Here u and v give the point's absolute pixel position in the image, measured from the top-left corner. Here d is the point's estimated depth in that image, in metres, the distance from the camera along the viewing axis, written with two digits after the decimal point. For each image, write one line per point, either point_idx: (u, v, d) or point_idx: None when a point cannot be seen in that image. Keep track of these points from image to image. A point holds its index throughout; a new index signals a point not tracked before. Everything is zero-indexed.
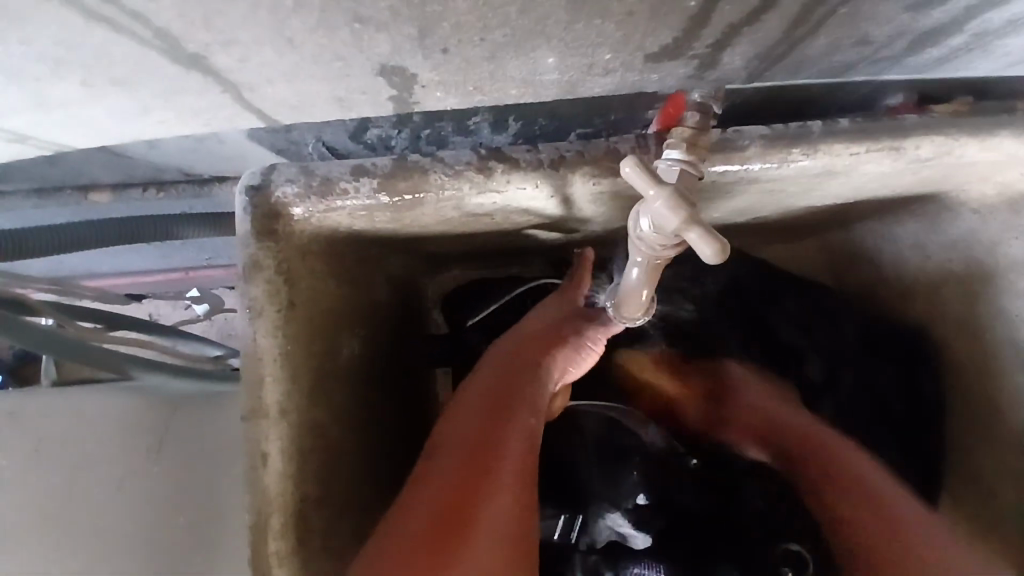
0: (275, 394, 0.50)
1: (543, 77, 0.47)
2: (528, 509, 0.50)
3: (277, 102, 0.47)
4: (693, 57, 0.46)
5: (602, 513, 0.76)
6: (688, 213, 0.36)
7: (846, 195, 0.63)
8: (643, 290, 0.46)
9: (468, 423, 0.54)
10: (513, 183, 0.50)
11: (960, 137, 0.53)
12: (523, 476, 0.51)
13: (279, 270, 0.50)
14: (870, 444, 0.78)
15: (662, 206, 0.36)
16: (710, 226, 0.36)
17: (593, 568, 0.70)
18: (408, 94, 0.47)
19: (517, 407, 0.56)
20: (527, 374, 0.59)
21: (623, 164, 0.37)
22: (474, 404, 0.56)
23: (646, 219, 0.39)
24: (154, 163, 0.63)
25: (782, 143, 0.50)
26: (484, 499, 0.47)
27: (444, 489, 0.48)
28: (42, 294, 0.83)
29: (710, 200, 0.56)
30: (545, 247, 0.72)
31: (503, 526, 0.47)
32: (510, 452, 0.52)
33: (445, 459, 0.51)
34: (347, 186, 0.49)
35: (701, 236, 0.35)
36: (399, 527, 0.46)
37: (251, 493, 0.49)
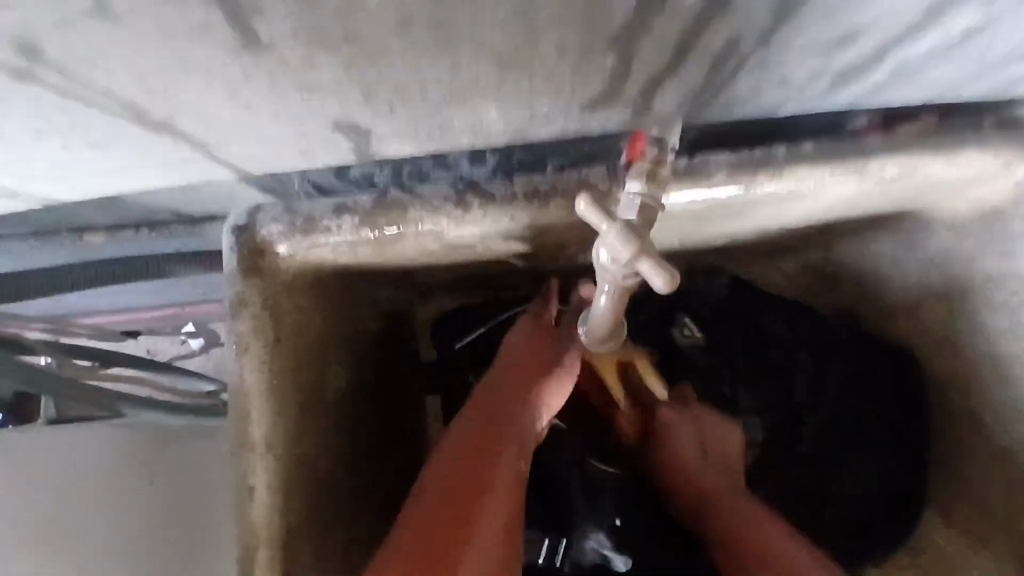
0: (262, 428, 0.51)
1: (491, 126, 0.48)
2: (513, 553, 0.51)
3: (244, 155, 0.49)
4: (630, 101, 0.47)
5: (586, 534, 0.75)
6: (642, 246, 0.38)
7: (821, 214, 0.64)
8: (609, 317, 0.47)
9: (451, 467, 0.54)
10: (490, 215, 0.52)
11: (923, 156, 0.55)
12: (509, 520, 0.52)
13: (264, 305, 0.51)
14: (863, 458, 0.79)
15: (616, 239, 0.38)
16: (661, 258, 0.37)
17: None
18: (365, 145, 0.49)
19: (501, 451, 0.56)
20: (514, 413, 0.59)
21: (578, 200, 0.38)
22: (456, 447, 0.56)
23: (603, 252, 0.40)
24: (144, 204, 0.65)
25: (748, 169, 0.52)
26: (472, 544, 0.48)
27: (429, 540, 0.48)
28: (39, 335, 0.84)
29: (684, 224, 0.58)
30: (527, 273, 0.73)
31: (489, 572, 0.48)
32: (497, 497, 0.52)
33: (429, 508, 0.51)
34: (329, 223, 0.51)
35: (653, 267, 0.37)
36: (388, 570, 0.47)
37: (239, 525, 0.50)
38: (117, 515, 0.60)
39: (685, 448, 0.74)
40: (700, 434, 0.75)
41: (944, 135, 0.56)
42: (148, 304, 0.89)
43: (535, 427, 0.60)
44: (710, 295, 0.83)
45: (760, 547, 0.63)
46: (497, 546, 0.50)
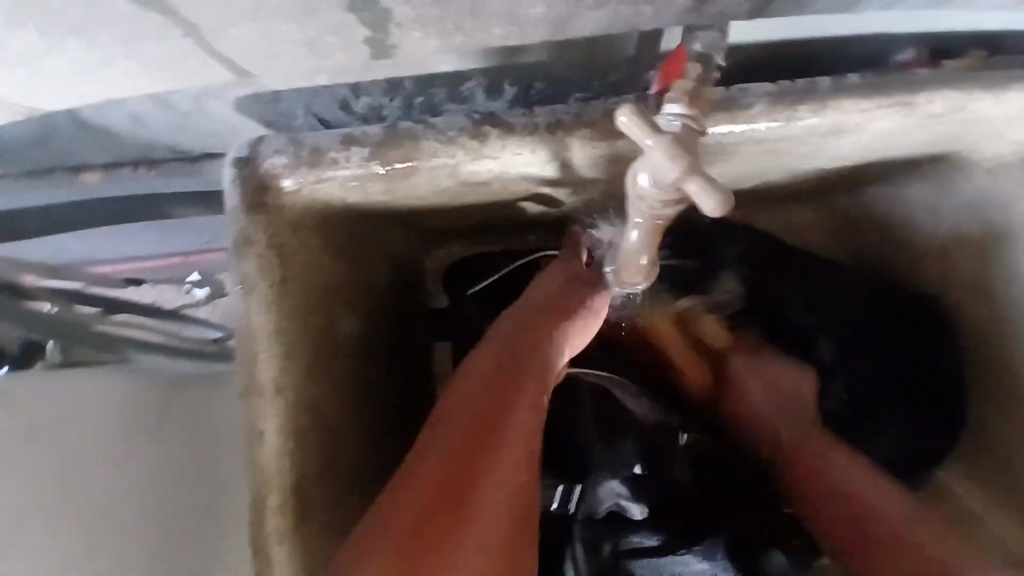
0: (271, 371, 0.49)
1: (530, 10, 0.42)
2: (528, 487, 0.51)
3: (239, 54, 0.45)
4: None
5: (602, 483, 0.73)
6: (688, 164, 0.35)
7: (859, 156, 0.60)
8: (642, 253, 0.44)
9: (467, 402, 0.53)
10: (508, 148, 0.48)
11: (975, 91, 0.51)
12: (525, 455, 0.51)
13: (270, 244, 0.48)
14: (891, 427, 0.75)
15: (661, 154, 0.35)
16: (712, 177, 0.34)
17: (592, 541, 0.73)
18: (382, 37, 0.44)
19: (518, 388, 0.55)
20: (532, 352, 0.58)
21: (619, 112, 0.35)
22: (472, 383, 0.55)
23: (644, 175, 0.37)
24: (141, 140, 0.61)
25: (788, 100, 0.48)
26: (487, 476, 0.48)
27: (444, 471, 0.47)
28: (45, 280, 0.82)
29: (712, 163, 0.54)
30: (544, 220, 0.70)
31: (502, 506, 0.47)
32: (513, 436, 0.51)
33: (441, 445, 0.49)
34: (337, 155, 0.47)
35: (702, 187, 0.34)
36: (403, 498, 0.46)
37: (250, 470, 0.49)
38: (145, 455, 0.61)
39: (759, 407, 0.73)
40: (775, 397, 0.73)
41: (997, 69, 0.52)
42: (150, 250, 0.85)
43: (554, 366, 0.59)
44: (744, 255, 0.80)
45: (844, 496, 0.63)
46: (510, 485, 0.49)
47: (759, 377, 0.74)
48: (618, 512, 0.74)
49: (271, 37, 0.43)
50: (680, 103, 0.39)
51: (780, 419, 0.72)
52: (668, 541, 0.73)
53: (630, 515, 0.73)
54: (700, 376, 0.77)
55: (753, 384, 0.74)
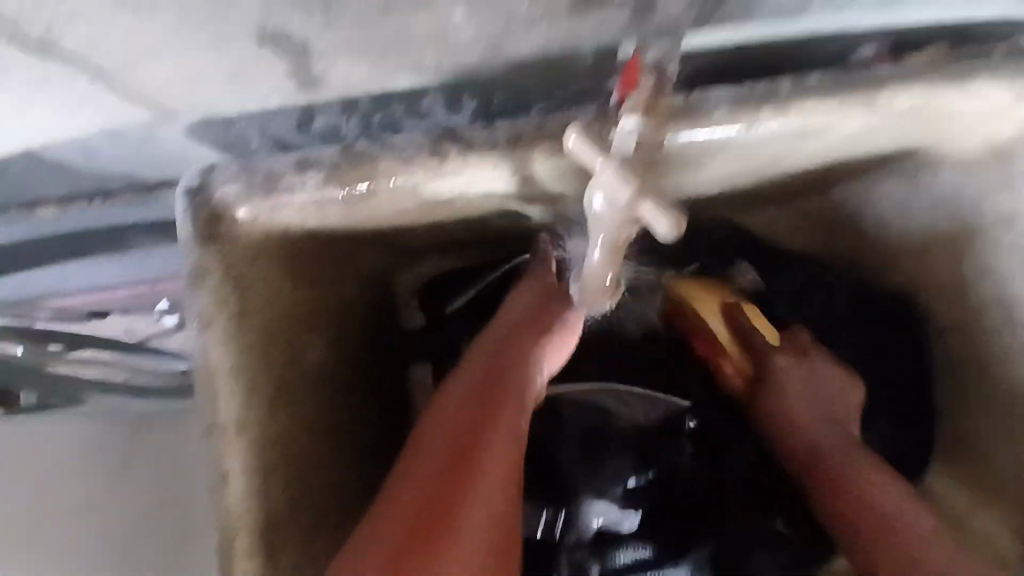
0: (233, 406, 0.47)
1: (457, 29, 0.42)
2: (512, 507, 0.50)
3: (158, 83, 0.44)
4: None
5: (587, 502, 0.73)
6: (639, 183, 0.35)
7: (823, 156, 0.60)
8: (603, 274, 0.43)
9: (453, 421, 0.52)
10: (470, 165, 0.47)
11: (936, 86, 0.51)
12: (506, 476, 0.50)
13: (226, 276, 0.47)
14: (864, 421, 0.79)
15: (611, 173, 0.36)
16: (664, 198, 0.35)
17: (582, 563, 0.73)
18: (304, 62, 0.43)
19: (503, 403, 0.54)
20: (512, 368, 0.57)
21: (566, 136, 0.36)
22: (455, 404, 0.54)
23: (597, 198, 0.37)
24: (94, 171, 0.59)
25: (750, 105, 0.47)
26: (470, 500, 0.47)
27: (431, 496, 0.47)
28: None
29: (680, 171, 0.53)
30: (516, 232, 0.68)
31: (484, 531, 0.47)
32: (495, 456, 0.50)
33: (424, 469, 0.49)
34: (291, 181, 0.46)
35: (656, 209, 0.35)
36: (388, 523, 0.46)
37: (216, 511, 0.47)
38: (87, 482, 0.81)
39: (791, 395, 0.69)
40: (811, 394, 0.69)
41: (954, 65, 0.52)
42: (85, 283, 0.67)
43: (538, 383, 0.58)
44: (727, 252, 0.78)
45: (841, 482, 0.63)
46: (494, 507, 0.48)
47: (794, 377, 0.70)
48: (606, 530, 0.73)
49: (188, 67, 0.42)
50: (637, 113, 0.38)
51: (820, 433, 0.67)
52: (658, 551, 0.74)
53: (620, 530, 0.74)
54: (742, 375, 0.73)
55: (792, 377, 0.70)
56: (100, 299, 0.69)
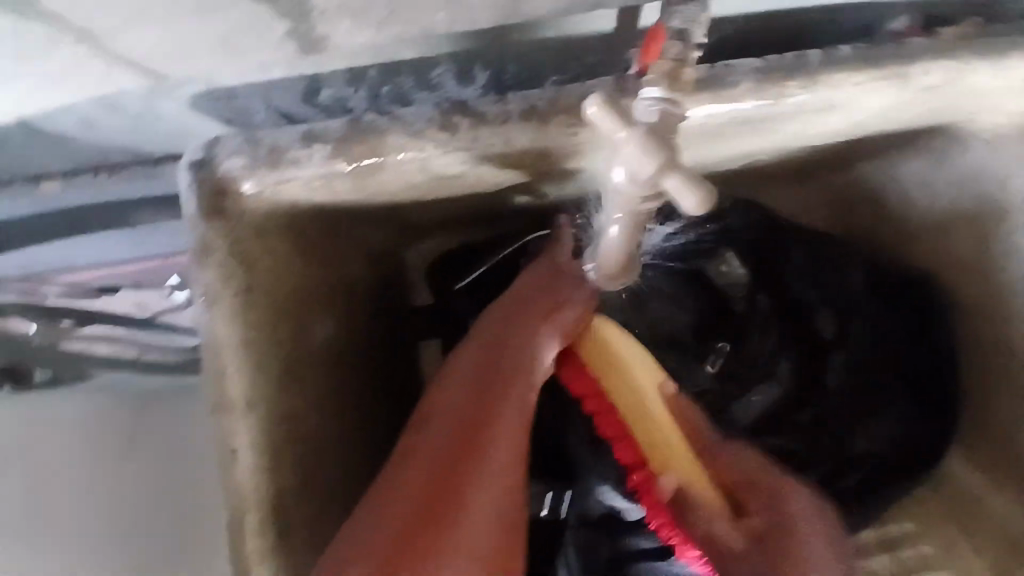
0: (240, 385, 0.47)
1: None
2: (517, 489, 0.49)
3: (153, 47, 0.42)
4: None
5: (588, 487, 0.68)
6: (664, 157, 0.33)
7: (850, 132, 0.58)
8: (622, 250, 0.42)
9: (458, 399, 0.51)
10: (481, 139, 0.45)
11: (972, 60, 0.48)
12: (511, 458, 0.50)
13: (232, 253, 0.46)
14: (892, 409, 0.72)
15: (635, 147, 0.33)
16: (690, 170, 0.33)
17: (587, 542, 0.70)
18: (305, 27, 0.41)
19: (508, 383, 0.53)
20: (520, 348, 0.55)
21: (587, 105, 0.34)
22: (461, 385, 0.53)
23: (619, 170, 0.35)
24: (98, 143, 0.58)
25: (776, 77, 0.45)
26: (471, 484, 0.47)
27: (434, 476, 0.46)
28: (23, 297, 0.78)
29: (699, 146, 0.51)
30: (529, 208, 0.66)
31: (485, 515, 0.46)
32: (499, 438, 0.50)
33: (425, 451, 0.48)
34: (297, 154, 0.44)
35: (681, 182, 0.33)
36: (388, 503, 0.45)
37: (226, 489, 0.47)
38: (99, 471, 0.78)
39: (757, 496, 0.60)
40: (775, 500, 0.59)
41: (992, 37, 0.49)
42: (101, 259, 0.68)
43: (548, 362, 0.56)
44: (739, 226, 0.73)
45: None
46: (496, 490, 0.48)
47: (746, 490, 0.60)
48: (611, 515, 0.68)
49: (186, 34, 0.40)
50: (661, 84, 0.36)
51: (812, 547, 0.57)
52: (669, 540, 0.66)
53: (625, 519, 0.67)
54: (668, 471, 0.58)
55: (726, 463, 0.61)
56: (112, 273, 0.70)
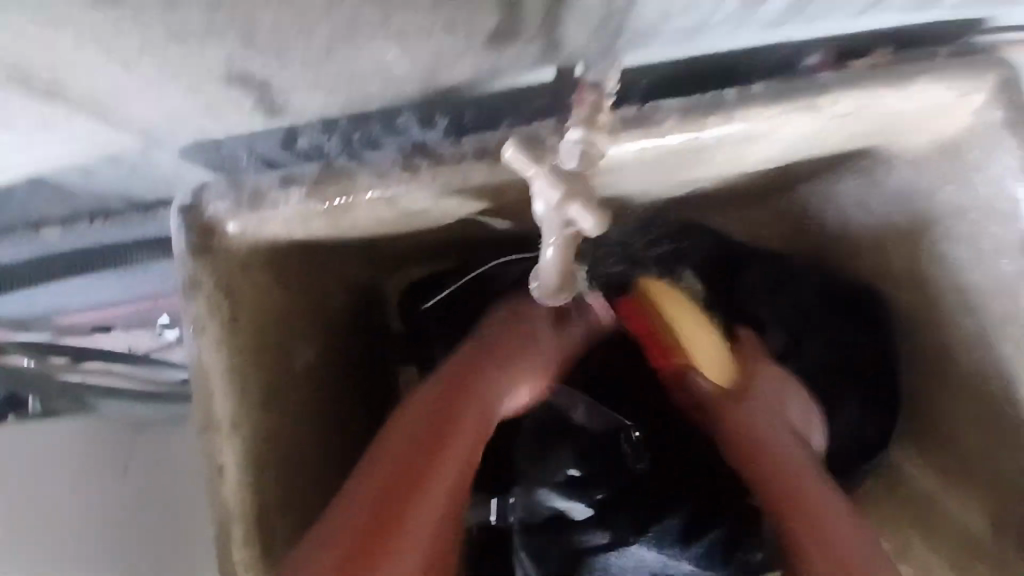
0: (226, 406, 0.51)
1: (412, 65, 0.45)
2: (457, 511, 0.53)
3: (147, 121, 0.48)
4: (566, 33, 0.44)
5: (533, 490, 0.74)
6: (571, 188, 0.39)
7: (781, 157, 0.64)
8: (557, 270, 0.47)
9: (412, 431, 0.54)
10: (439, 178, 0.51)
11: (874, 91, 0.55)
12: (457, 483, 0.53)
13: (217, 285, 0.51)
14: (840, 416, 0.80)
15: (545, 180, 0.40)
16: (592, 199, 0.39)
17: (537, 544, 0.75)
18: (271, 97, 0.47)
19: (462, 414, 0.57)
20: (477, 385, 0.59)
21: (503, 149, 0.41)
22: (421, 411, 0.56)
23: (539, 202, 0.41)
24: (96, 193, 0.63)
25: (696, 114, 0.51)
26: (418, 502, 0.50)
27: (394, 500, 0.49)
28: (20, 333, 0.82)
29: (638, 175, 0.57)
30: (494, 238, 0.72)
31: (427, 532, 0.49)
32: (451, 463, 0.53)
33: (378, 470, 0.51)
34: (276, 196, 0.50)
35: (583, 208, 0.39)
36: (339, 519, 0.49)
37: (212, 503, 0.51)
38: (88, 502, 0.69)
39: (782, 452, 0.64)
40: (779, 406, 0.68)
41: (895, 70, 0.56)
42: (88, 302, 0.74)
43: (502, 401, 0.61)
44: (696, 249, 0.82)
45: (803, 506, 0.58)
46: (441, 509, 0.51)
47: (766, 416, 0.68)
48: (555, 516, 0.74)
49: (173, 105, 0.46)
50: (582, 129, 0.42)
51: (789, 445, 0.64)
52: (616, 537, 0.72)
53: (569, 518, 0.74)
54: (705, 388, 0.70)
55: (776, 426, 0.66)
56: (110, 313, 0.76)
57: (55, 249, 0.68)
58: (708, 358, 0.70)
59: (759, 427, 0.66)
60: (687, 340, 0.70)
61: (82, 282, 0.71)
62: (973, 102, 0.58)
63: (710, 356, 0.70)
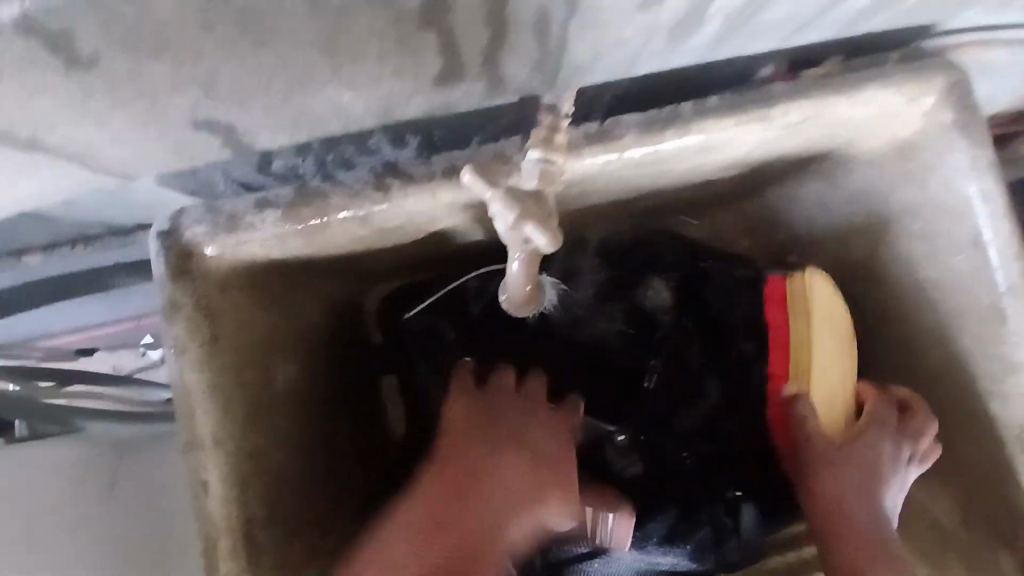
0: (210, 424, 0.52)
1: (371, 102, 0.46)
2: None
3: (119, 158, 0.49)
4: (528, 68, 0.43)
5: None
6: (524, 208, 0.42)
7: (742, 163, 0.67)
8: (524, 282, 0.50)
9: (402, 537, 0.58)
10: (411, 197, 0.53)
11: (824, 100, 0.57)
12: None
13: (197, 307, 0.52)
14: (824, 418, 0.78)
15: (501, 202, 0.43)
16: (544, 217, 0.43)
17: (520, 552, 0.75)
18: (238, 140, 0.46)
19: (455, 523, 0.59)
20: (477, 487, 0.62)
21: (463, 172, 0.46)
22: (413, 516, 0.59)
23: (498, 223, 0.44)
24: (76, 219, 0.63)
25: (655, 128, 0.54)
26: None
27: (454, 547, 0.58)
28: None
29: (603, 186, 0.60)
30: (469, 250, 0.74)
31: None
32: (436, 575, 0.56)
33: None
34: (252, 219, 0.52)
35: (536, 227, 0.42)
36: None
37: (198, 519, 0.52)
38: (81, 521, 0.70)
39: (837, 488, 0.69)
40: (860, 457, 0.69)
41: (846, 77, 0.58)
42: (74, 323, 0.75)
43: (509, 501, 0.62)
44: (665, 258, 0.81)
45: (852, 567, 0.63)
46: None
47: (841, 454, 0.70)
48: None
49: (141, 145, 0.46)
50: (539, 149, 0.44)
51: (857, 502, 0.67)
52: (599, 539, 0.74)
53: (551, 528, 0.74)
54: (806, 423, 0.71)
55: (853, 477, 0.68)
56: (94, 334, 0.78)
57: (36, 276, 0.68)
58: (839, 391, 0.73)
59: (842, 480, 0.68)
60: (815, 366, 0.73)
61: (66, 306, 0.72)
62: (923, 105, 0.59)
63: (827, 391, 0.73)
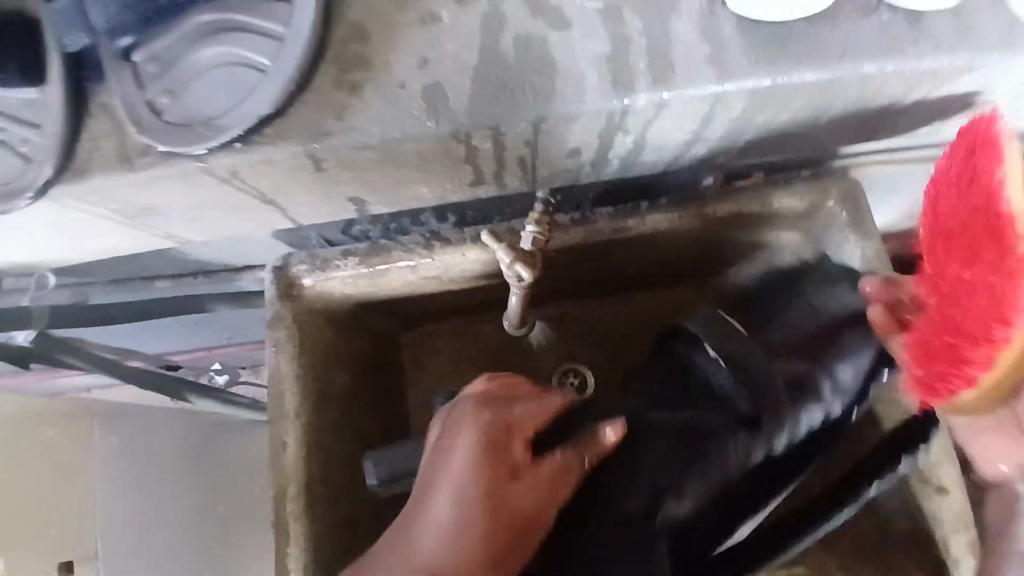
0: (292, 401, 0.74)
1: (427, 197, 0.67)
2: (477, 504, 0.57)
3: None
4: (520, 184, 0.64)
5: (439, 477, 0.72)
6: (517, 254, 0.68)
7: (697, 243, 0.86)
8: (519, 311, 0.74)
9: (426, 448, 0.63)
10: (449, 253, 0.76)
11: (747, 202, 0.78)
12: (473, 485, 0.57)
13: (293, 320, 0.75)
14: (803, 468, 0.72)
15: (502, 251, 0.68)
16: (527, 260, 0.68)
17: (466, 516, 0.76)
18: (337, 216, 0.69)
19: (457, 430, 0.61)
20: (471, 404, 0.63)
21: (480, 234, 0.70)
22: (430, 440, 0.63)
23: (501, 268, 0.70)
24: (203, 259, 0.84)
25: (621, 217, 0.77)
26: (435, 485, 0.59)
27: (466, 437, 0.60)
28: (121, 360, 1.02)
29: (585, 251, 0.82)
30: (486, 301, 0.96)
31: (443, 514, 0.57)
32: (460, 461, 0.59)
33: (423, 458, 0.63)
34: (339, 262, 0.75)
35: (523, 265, 0.68)
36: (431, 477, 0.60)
37: (275, 470, 0.72)
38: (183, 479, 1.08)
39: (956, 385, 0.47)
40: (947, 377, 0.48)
41: (768, 186, 0.78)
42: (187, 328, 1.03)
43: (514, 417, 0.62)
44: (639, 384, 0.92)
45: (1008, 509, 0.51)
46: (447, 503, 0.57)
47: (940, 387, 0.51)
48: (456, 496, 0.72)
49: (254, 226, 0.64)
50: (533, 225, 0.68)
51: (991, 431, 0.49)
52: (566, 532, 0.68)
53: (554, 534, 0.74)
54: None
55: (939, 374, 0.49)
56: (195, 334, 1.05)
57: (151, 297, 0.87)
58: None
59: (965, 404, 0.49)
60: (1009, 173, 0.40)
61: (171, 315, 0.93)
62: (827, 206, 0.79)
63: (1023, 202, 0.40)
